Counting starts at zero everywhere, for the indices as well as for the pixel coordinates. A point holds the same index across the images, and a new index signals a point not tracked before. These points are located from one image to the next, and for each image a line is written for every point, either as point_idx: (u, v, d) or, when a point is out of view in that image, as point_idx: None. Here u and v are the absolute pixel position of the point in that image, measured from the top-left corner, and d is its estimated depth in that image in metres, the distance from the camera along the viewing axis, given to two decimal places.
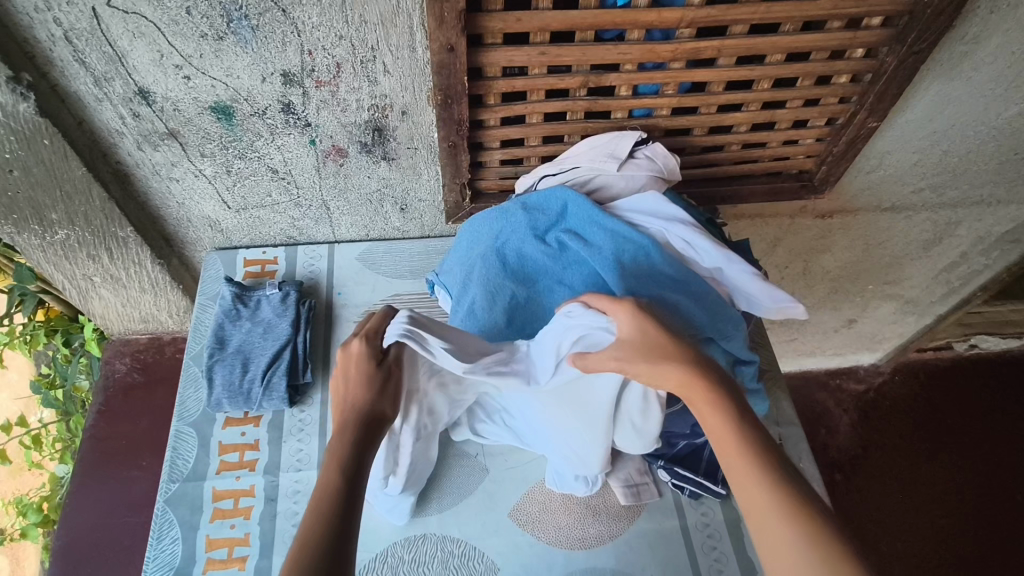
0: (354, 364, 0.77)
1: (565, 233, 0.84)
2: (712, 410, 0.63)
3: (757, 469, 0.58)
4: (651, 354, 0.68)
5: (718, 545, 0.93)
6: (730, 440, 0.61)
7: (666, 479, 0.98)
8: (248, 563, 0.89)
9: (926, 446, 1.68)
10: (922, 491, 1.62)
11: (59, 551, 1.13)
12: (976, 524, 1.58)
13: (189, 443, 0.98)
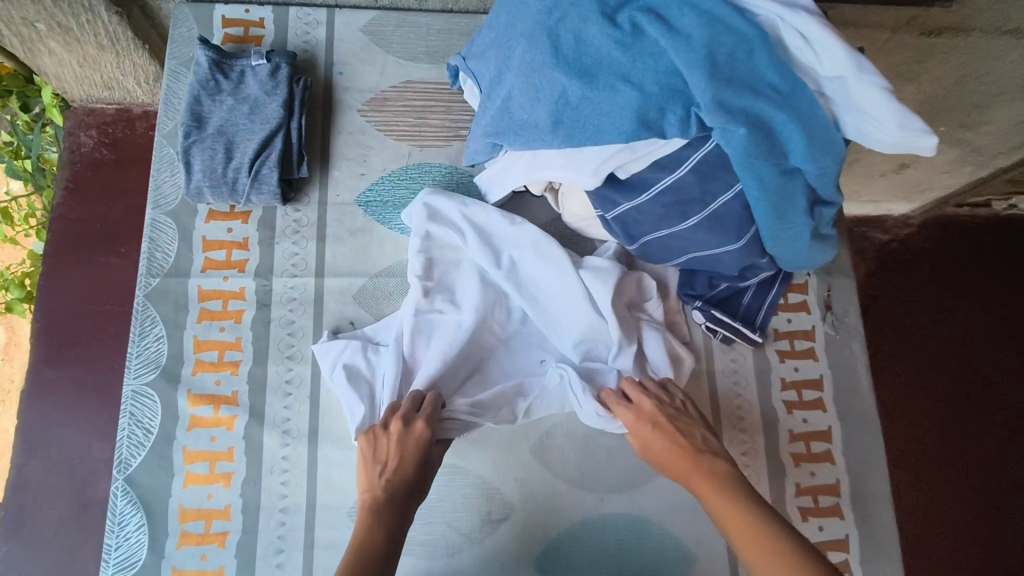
0: (407, 442, 0.72)
1: (642, 14, 0.64)
2: (708, 483, 0.70)
3: (761, 534, 0.62)
4: (661, 438, 0.74)
5: (743, 393, 0.87)
6: (732, 517, 0.65)
7: (699, 321, 0.88)
8: (241, 368, 0.82)
9: (943, 303, 1.49)
10: (933, 343, 1.46)
11: (38, 333, 1.06)
12: (980, 382, 1.44)
13: (168, 235, 0.86)
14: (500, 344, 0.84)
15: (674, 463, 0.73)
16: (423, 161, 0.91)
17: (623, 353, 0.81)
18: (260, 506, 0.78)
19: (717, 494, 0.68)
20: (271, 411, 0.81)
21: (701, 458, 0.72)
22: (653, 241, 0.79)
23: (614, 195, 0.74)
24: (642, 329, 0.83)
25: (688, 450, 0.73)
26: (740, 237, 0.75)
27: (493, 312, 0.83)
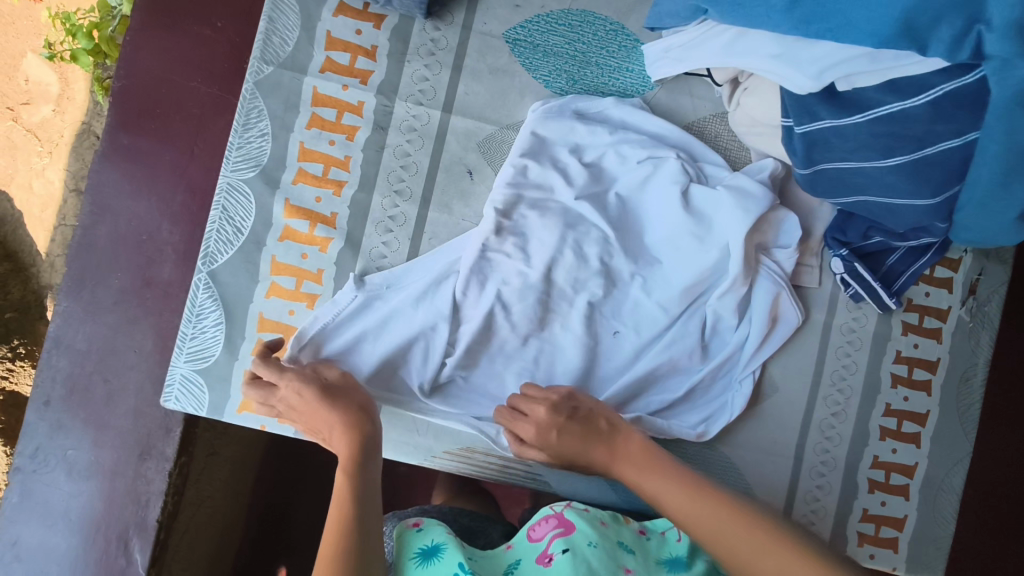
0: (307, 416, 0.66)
1: None
2: (627, 459, 0.63)
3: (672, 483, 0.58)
4: (567, 438, 0.65)
5: (853, 355, 0.81)
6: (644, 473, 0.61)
7: (836, 270, 0.80)
8: (344, 191, 0.75)
9: None
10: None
11: (117, 93, 0.98)
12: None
13: (289, 20, 0.75)
14: (569, 286, 0.74)
15: (592, 457, 0.65)
16: (589, 8, 0.78)
17: (729, 292, 0.75)
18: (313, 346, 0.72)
19: (647, 479, 0.60)
20: (368, 243, 0.75)
21: (627, 442, 0.64)
22: (830, 171, 0.69)
23: (817, 107, 0.64)
24: (758, 272, 0.77)
25: (602, 435, 0.65)
26: (937, 195, 0.66)
27: (592, 236, 0.74)
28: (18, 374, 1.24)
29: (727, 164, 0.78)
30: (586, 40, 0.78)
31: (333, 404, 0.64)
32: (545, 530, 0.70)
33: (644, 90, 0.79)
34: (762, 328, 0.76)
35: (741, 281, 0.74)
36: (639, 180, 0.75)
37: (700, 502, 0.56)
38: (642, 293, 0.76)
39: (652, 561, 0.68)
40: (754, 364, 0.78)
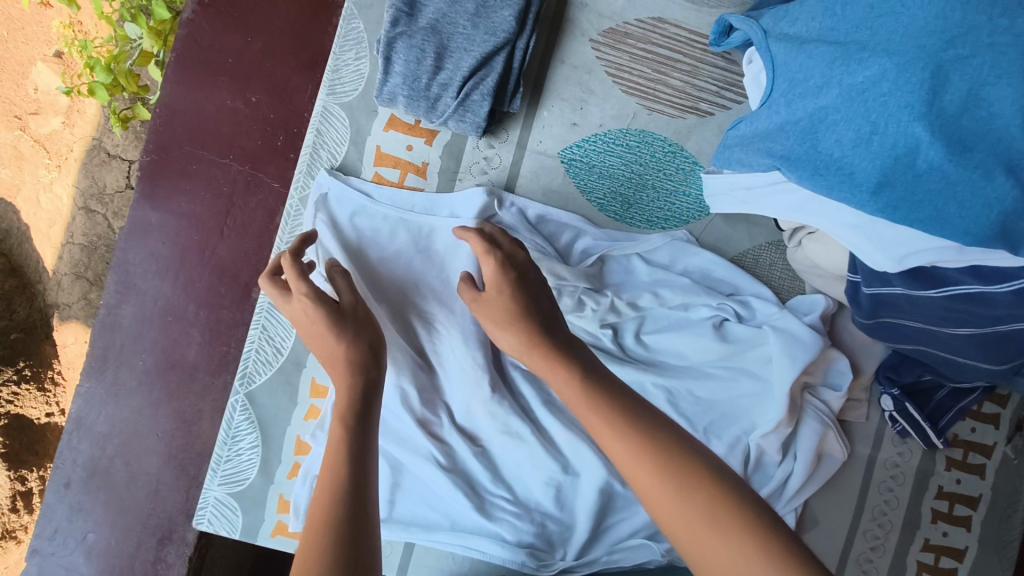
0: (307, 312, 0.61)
1: None
2: (537, 354, 0.59)
3: (585, 381, 0.56)
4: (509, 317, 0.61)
5: (895, 490, 0.80)
6: (555, 372, 0.57)
7: (886, 407, 0.78)
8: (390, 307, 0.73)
9: None
10: None
11: (147, 167, 0.96)
12: None
13: (339, 135, 0.73)
14: None
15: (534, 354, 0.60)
16: (648, 129, 0.75)
17: (775, 431, 0.70)
18: (303, 509, 0.69)
19: (563, 381, 0.57)
20: None
21: (601, 382, 0.56)
22: (893, 326, 0.68)
23: (891, 276, 0.62)
24: (804, 410, 0.75)
25: (584, 367, 0.57)
26: (1002, 362, 0.64)
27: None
28: (25, 396, 1.24)
29: (778, 297, 0.76)
30: (643, 161, 0.76)
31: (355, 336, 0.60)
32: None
33: (700, 216, 0.76)
34: (808, 465, 0.73)
35: (786, 424, 0.70)
36: (669, 323, 0.74)
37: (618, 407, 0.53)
38: (684, 420, 0.71)
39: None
40: (797, 501, 0.76)
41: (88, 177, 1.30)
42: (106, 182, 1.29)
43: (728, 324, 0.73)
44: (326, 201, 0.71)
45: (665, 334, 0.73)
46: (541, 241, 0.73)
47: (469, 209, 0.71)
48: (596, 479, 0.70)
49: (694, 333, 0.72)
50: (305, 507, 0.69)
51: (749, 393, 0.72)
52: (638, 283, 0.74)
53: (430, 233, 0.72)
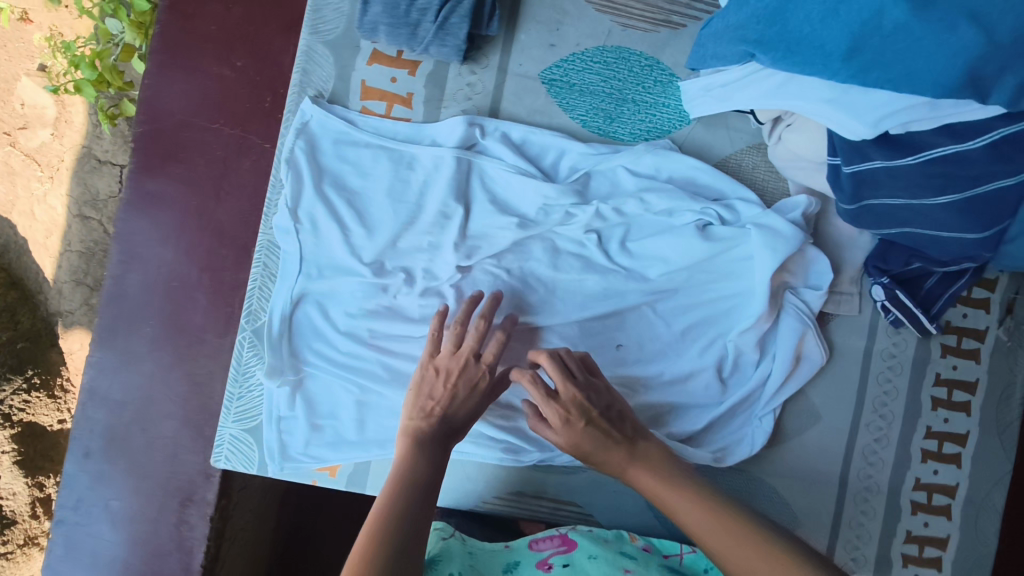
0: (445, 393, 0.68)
1: None
2: (590, 438, 0.65)
3: (663, 477, 0.62)
4: (593, 441, 0.65)
5: (894, 380, 0.82)
6: (627, 464, 0.64)
7: (877, 297, 0.80)
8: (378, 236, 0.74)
9: None
10: None
11: (140, 139, 0.98)
12: None
13: (324, 71, 0.75)
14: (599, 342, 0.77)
15: (613, 459, 0.65)
16: (624, 45, 0.78)
17: (752, 329, 0.75)
18: (277, 449, 0.73)
19: (634, 468, 0.64)
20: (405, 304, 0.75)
21: (680, 475, 0.63)
22: (877, 207, 0.70)
23: (870, 150, 0.64)
24: (783, 308, 0.77)
25: (661, 466, 0.64)
26: (983, 228, 0.66)
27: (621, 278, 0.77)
28: (36, 404, 1.25)
29: (763, 200, 0.79)
30: (622, 77, 0.78)
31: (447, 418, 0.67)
32: (547, 544, 0.72)
33: (681, 125, 0.78)
34: (786, 365, 0.76)
35: (765, 317, 0.74)
36: (655, 227, 0.77)
37: (694, 500, 0.59)
38: (661, 323, 0.77)
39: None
40: (775, 402, 0.78)
41: (81, 184, 1.32)
42: (100, 188, 1.31)
43: (712, 226, 0.76)
44: (321, 126, 0.74)
45: (651, 241, 0.76)
46: (532, 159, 0.76)
47: (451, 137, 0.74)
48: None
49: (678, 237, 0.76)
50: (278, 447, 0.73)
51: (727, 296, 0.76)
52: (625, 192, 0.77)
53: (416, 155, 0.74)
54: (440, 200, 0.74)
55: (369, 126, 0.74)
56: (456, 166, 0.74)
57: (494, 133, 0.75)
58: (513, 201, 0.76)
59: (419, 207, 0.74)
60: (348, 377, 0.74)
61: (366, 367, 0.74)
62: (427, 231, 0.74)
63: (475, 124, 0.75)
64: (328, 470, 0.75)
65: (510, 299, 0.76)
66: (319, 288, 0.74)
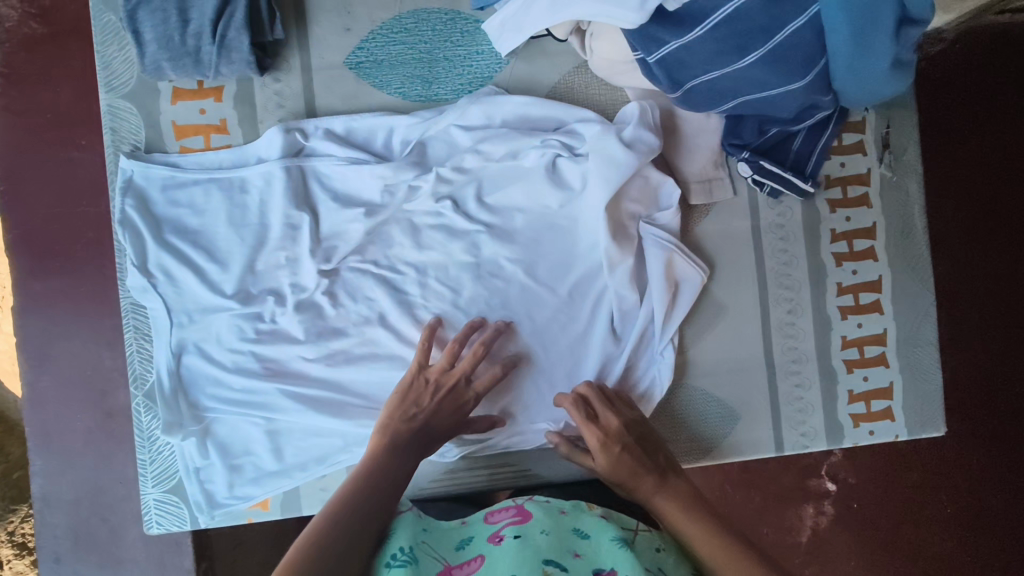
0: (429, 401, 0.70)
1: None
2: (654, 484, 0.67)
3: (669, 504, 0.64)
4: (628, 463, 0.69)
5: (790, 250, 0.81)
6: (659, 493, 0.66)
7: (745, 173, 0.79)
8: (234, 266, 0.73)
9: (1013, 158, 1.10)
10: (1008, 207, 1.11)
11: (13, 244, 0.98)
12: None
13: (133, 123, 0.74)
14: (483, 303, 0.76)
15: (642, 484, 0.67)
16: (419, 6, 0.76)
17: (617, 268, 0.75)
18: (203, 500, 0.74)
19: (658, 496, 0.65)
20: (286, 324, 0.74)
21: (698, 508, 0.63)
22: (699, 86, 0.68)
23: (660, 33, 0.62)
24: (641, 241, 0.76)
25: (686, 500, 0.65)
26: (800, 73, 0.64)
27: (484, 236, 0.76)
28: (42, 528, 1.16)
29: (603, 116, 0.77)
30: (427, 38, 0.76)
31: (423, 430, 0.69)
32: (502, 515, 0.64)
33: (500, 67, 0.77)
34: (662, 298, 0.75)
35: (618, 252, 0.74)
36: (503, 176, 0.76)
37: (693, 525, 0.60)
38: (542, 287, 0.77)
39: (608, 543, 0.58)
40: (669, 333, 0.77)
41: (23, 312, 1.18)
42: None
43: (558, 159, 0.75)
44: (145, 179, 0.73)
45: (503, 192, 0.76)
46: (362, 148, 0.75)
47: (273, 149, 0.73)
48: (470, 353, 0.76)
49: (530, 183, 0.76)
50: (204, 498, 0.74)
51: (589, 243, 0.77)
52: (462, 149, 0.76)
53: (246, 177, 0.74)
54: (281, 213, 0.73)
55: (192, 166, 0.74)
56: (286, 176, 0.73)
57: (316, 132, 0.75)
58: (357, 192, 0.75)
59: (265, 226, 0.74)
60: (248, 413, 0.73)
61: (265, 397, 0.74)
62: (280, 248, 0.74)
63: (294, 129, 0.74)
64: (260, 504, 0.76)
65: (384, 288, 0.75)
66: (195, 334, 0.74)
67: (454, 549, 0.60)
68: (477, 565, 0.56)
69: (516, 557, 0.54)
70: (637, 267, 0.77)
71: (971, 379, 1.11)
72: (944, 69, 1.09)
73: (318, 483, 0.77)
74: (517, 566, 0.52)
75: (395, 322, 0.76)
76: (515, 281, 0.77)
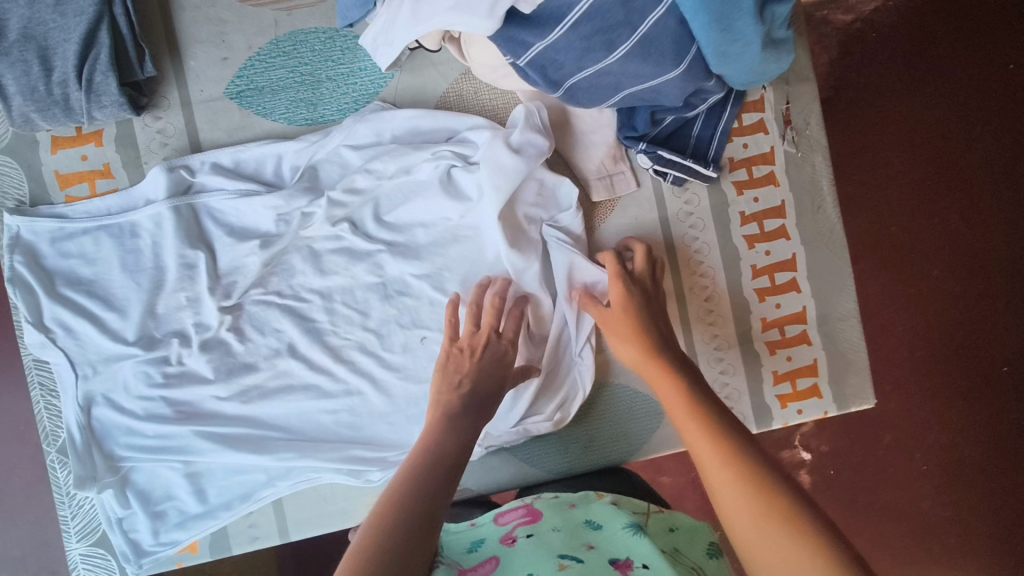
0: (466, 363, 0.69)
1: None
2: (681, 390, 0.62)
3: (694, 409, 0.59)
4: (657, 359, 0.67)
5: (701, 237, 0.81)
6: (681, 400, 0.61)
7: (646, 165, 0.78)
8: (133, 312, 0.72)
9: (939, 126, 1.10)
10: (937, 172, 1.11)
11: None
12: (982, 224, 1.11)
13: (15, 177, 0.73)
14: (392, 323, 0.76)
15: (673, 380, 0.64)
16: (295, 28, 0.75)
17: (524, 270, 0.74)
18: (129, 550, 0.73)
19: (680, 404, 0.61)
20: (195, 365, 0.73)
21: (717, 415, 0.57)
22: (580, 83, 0.67)
23: (526, 35, 0.60)
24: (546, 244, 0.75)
25: (705, 404, 0.59)
26: (675, 61, 0.63)
27: (387, 256, 0.76)
28: None
29: (495, 121, 0.77)
30: (307, 60, 0.75)
31: (471, 391, 0.67)
32: (511, 516, 0.69)
33: (385, 82, 0.76)
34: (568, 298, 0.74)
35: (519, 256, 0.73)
36: (400, 192, 0.76)
37: (709, 437, 0.55)
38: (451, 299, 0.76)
39: (619, 531, 0.62)
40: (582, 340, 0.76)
41: None
42: None
43: (452, 170, 0.75)
44: (33, 233, 0.72)
45: (402, 209, 0.76)
46: (253, 178, 0.75)
47: (159, 190, 0.72)
48: (383, 375, 0.76)
49: (428, 198, 0.75)
50: (130, 548, 0.73)
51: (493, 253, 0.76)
52: (354, 169, 0.75)
53: (136, 221, 0.72)
54: (175, 253, 0.72)
55: (80, 215, 0.72)
56: (176, 216, 0.72)
57: (204, 167, 0.74)
58: (251, 224, 0.75)
59: (161, 267, 0.73)
60: (164, 458, 0.73)
61: (181, 441, 0.73)
62: (180, 288, 0.73)
63: (178, 167, 0.73)
64: (189, 547, 0.76)
65: (291, 319, 0.75)
66: (101, 384, 0.72)
67: (466, 551, 0.65)
68: (493, 565, 0.60)
69: (529, 557, 0.58)
70: (544, 271, 0.76)
71: (929, 339, 1.11)
72: (877, 35, 1.08)
73: (247, 519, 0.77)
74: (531, 563, 0.57)
75: (306, 351, 0.75)
76: (424, 297, 0.76)
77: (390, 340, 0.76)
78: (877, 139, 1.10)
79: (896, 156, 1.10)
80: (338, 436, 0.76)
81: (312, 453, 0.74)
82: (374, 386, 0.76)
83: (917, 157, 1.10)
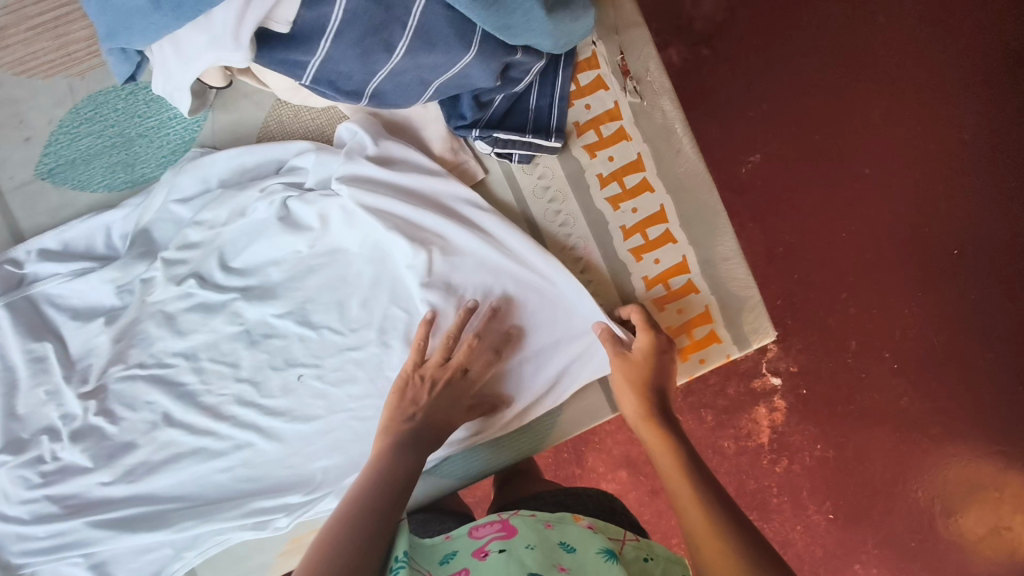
0: (429, 398, 0.66)
1: None
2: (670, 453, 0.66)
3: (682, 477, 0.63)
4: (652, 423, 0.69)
5: (563, 208, 0.78)
6: (673, 466, 0.64)
7: (488, 150, 0.76)
8: None
9: (835, 35, 1.08)
10: (841, 80, 1.08)
11: None
12: (897, 125, 1.08)
13: None
14: (265, 366, 0.73)
15: (662, 447, 0.67)
16: (92, 92, 0.73)
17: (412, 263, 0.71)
18: None
19: (675, 467, 0.64)
20: (72, 458, 0.71)
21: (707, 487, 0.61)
22: (381, 87, 0.64)
23: (291, 55, 0.57)
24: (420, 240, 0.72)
25: (692, 476, 0.63)
26: (462, 45, 0.60)
27: (243, 303, 0.73)
28: None
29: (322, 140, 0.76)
30: (113, 121, 0.73)
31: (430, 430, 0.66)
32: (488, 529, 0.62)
33: (198, 127, 0.75)
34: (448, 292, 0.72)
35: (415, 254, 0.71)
36: (241, 236, 0.73)
37: (701, 512, 0.59)
38: (320, 330, 0.73)
39: (592, 555, 0.57)
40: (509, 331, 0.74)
41: None
42: None
43: (290, 201, 0.72)
44: None
45: (247, 253, 0.73)
46: (83, 252, 0.75)
47: None
48: (266, 426, 0.72)
49: (271, 236, 0.73)
50: None
51: (352, 272, 0.73)
52: (189, 224, 0.73)
53: None
54: (21, 349, 0.71)
55: None
56: (11, 314, 0.71)
57: (31, 254, 0.74)
58: (93, 302, 0.74)
59: (10, 367, 0.71)
60: (65, 556, 0.69)
61: (75, 534, 0.69)
62: (36, 383, 0.71)
63: (4, 263, 0.73)
64: None
65: (162, 389, 0.72)
66: None
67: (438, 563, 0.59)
68: None
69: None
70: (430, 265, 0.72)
71: (871, 246, 1.08)
72: None
73: None
74: None
75: (183, 417, 0.72)
76: (292, 334, 0.73)
77: (267, 386, 0.73)
78: (778, 51, 1.08)
79: (796, 74, 1.08)
80: (238, 492, 0.72)
81: (211, 518, 0.70)
82: (254, 444, 0.72)
83: (818, 70, 1.08)
